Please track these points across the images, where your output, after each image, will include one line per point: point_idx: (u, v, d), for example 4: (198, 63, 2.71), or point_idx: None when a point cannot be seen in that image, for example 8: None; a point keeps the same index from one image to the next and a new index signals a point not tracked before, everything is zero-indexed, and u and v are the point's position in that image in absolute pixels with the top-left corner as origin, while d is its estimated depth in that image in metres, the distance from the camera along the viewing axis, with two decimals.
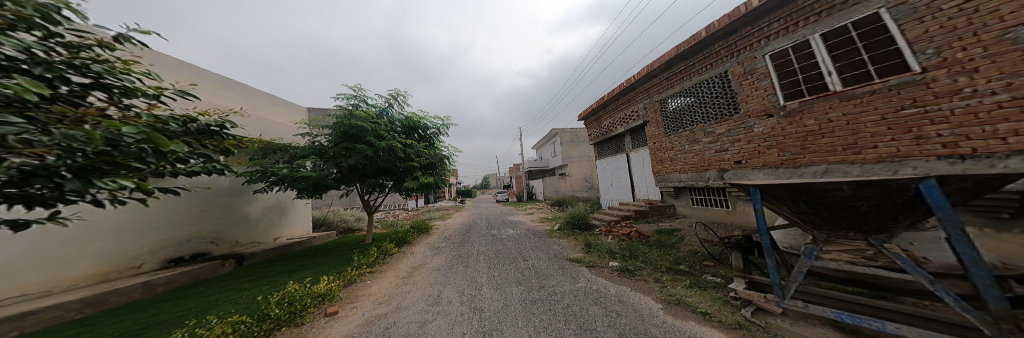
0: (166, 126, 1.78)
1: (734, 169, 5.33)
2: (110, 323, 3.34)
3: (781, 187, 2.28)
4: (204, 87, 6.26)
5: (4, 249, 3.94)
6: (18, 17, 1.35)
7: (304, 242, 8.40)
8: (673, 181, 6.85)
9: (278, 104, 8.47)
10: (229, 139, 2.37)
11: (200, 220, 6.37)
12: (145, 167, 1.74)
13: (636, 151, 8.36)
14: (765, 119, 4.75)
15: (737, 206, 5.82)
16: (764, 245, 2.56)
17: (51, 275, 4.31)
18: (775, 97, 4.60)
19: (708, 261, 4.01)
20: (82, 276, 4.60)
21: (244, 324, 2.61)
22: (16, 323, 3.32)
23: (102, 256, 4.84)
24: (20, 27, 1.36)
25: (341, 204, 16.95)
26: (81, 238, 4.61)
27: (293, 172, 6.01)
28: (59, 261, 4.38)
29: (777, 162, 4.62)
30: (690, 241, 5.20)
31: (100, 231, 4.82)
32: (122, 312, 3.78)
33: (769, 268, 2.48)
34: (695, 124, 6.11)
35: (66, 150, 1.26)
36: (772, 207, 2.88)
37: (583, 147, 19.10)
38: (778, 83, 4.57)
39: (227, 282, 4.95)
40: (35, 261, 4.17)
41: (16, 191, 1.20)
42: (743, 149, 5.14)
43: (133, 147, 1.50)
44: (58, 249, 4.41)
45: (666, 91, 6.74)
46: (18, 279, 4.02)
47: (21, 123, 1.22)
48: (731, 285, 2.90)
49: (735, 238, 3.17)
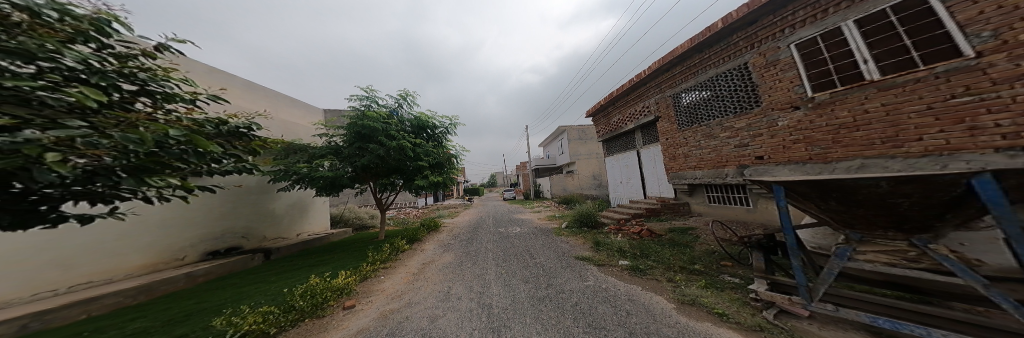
0: (202, 129, 1.99)
1: (755, 165, 5.08)
2: (160, 309, 3.66)
3: (808, 184, 2.15)
4: (232, 91, 6.67)
5: (75, 239, 4.39)
6: (75, 31, 1.70)
7: (323, 238, 8.78)
8: (688, 178, 6.64)
9: (298, 106, 8.88)
10: (257, 140, 2.55)
11: (233, 216, 6.75)
12: (186, 167, 1.97)
13: (648, 147, 8.14)
14: (790, 112, 4.49)
15: (758, 204, 5.55)
16: (789, 245, 2.42)
17: (111, 265, 4.71)
18: (802, 89, 4.34)
19: (726, 261, 3.86)
20: (137, 265, 5.04)
21: (273, 314, 2.82)
22: (86, 307, 3.72)
23: (151, 249, 5.26)
24: (77, 40, 1.70)
25: (355, 202, 17.66)
26: (135, 231, 5.03)
27: (313, 171, 6.29)
28: (116, 253, 4.80)
29: (804, 158, 4.35)
30: (705, 240, 5.04)
31: (149, 225, 5.24)
32: (170, 299, 4.14)
33: (794, 269, 2.36)
34: (712, 119, 5.90)
35: (122, 151, 1.44)
36: (797, 205, 2.75)
37: (591, 144, 18.94)
38: (804, 74, 4.31)
39: (257, 275, 5.28)
40: (94, 253, 4.55)
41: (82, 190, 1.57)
42: (765, 143, 4.91)
43: (176, 148, 1.70)
44: (114, 242, 4.79)
45: (679, 85, 6.55)
46: (85, 267, 4.42)
47: (83, 127, 1.42)
48: (752, 286, 2.77)
49: (756, 237, 3.03)
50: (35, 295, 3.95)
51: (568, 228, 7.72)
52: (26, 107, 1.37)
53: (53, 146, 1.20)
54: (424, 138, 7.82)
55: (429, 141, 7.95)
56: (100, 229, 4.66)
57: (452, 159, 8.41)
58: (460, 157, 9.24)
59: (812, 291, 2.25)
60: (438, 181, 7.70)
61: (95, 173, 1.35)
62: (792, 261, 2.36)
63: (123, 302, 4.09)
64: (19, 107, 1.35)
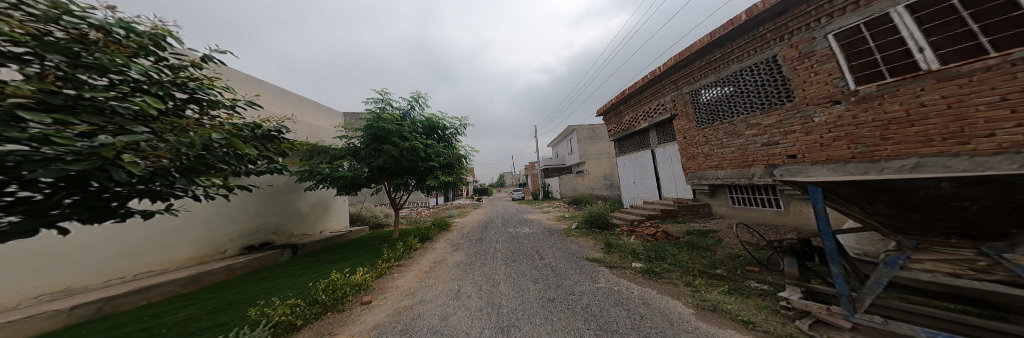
0: (242, 133, 2.22)
1: (787, 165, 4.77)
2: (206, 298, 4.01)
3: (852, 185, 1.98)
4: (265, 97, 7.15)
5: (138, 233, 4.87)
6: (140, 47, 2.00)
7: (342, 236, 9.20)
8: (709, 179, 6.34)
9: (320, 110, 9.37)
10: (286, 142, 2.74)
11: (265, 214, 7.23)
12: (227, 168, 2.17)
13: (664, 146, 7.85)
14: (829, 107, 4.16)
15: (789, 206, 5.20)
16: (829, 251, 2.24)
17: (165, 257, 5.18)
18: (842, 82, 4.01)
19: (752, 266, 3.64)
20: (187, 257, 5.51)
21: (299, 307, 3.00)
22: (145, 294, 4.16)
23: (199, 243, 5.74)
24: (142, 54, 2.00)
25: (371, 201, 18.35)
26: (186, 226, 5.53)
27: (333, 171, 6.61)
28: (171, 245, 5.29)
29: (845, 156, 3.99)
30: (728, 243, 4.78)
31: (196, 221, 5.73)
32: (214, 289, 4.53)
33: (833, 277, 2.17)
34: (736, 115, 5.61)
35: (176, 154, 1.66)
36: (840, 208, 2.56)
37: (601, 143, 18.59)
38: (845, 66, 3.98)
39: (286, 269, 5.63)
40: (151, 246, 5.02)
41: (142, 188, 1.81)
42: (797, 141, 4.59)
43: (220, 151, 1.96)
44: (168, 235, 5.27)
45: (698, 82, 6.31)
46: (146, 258, 4.92)
47: (145, 133, 1.65)
48: (783, 293, 2.58)
49: (789, 242, 2.85)
50: (106, 282, 4.39)
51: (578, 229, 7.59)
52: (101, 116, 1.61)
53: (124, 149, 1.40)
54: (435, 139, 8.00)
55: (439, 142, 8.13)
56: (157, 224, 5.13)
57: (461, 159, 8.55)
58: (470, 157, 9.38)
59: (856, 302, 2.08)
60: (448, 181, 7.85)
61: (155, 174, 1.57)
62: (833, 269, 2.19)
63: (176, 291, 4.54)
64: (95, 115, 1.59)
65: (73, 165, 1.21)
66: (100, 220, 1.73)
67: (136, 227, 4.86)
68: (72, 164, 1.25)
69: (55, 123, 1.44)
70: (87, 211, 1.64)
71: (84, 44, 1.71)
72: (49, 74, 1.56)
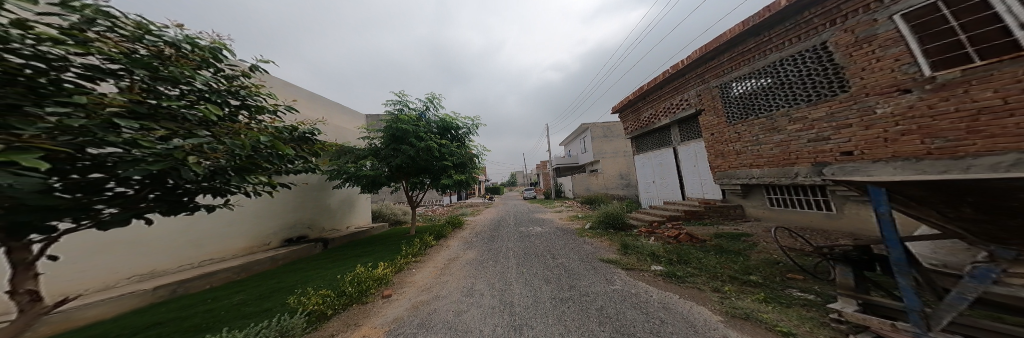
0: (281, 135, 2.47)
1: (840, 163, 4.28)
2: (253, 285, 4.46)
3: (925, 187, 1.71)
4: (300, 102, 7.75)
5: (202, 225, 5.49)
6: (203, 60, 2.30)
7: (365, 231, 9.73)
8: (742, 177, 5.92)
9: (347, 113, 9.97)
10: (318, 143, 2.95)
11: (301, 210, 7.84)
12: (271, 167, 2.40)
13: (688, 144, 7.40)
14: (896, 97, 3.64)
15: (841, 209, 4.67)
16: (894, 260, 1.90)
17: (222, 246, 5.83)
18: (914, 67, 3.46)
19: (793, 274, 3.31)
20: (240, 248, 6.17)
21: (329, 297, 3.21)
22: (205, 280, 4.71)
23: (249, 235, 6.38)
24: (203, 66, 2.29)
25: (390, 199, 19.21)
26: (238, 219, 6.16)
27: (358, 170, 7.00)
28: (228, 235, 5.94)
29: (918, 152, 3.43)
30: (763, 248, 4.40)
31: (246, 215, 6.36)
32: (260, 278, 5.01)
33: (900, 289, 1.86)
34: (775, 109, 5.16)
35: (231, 155, 1.90)
36: (912, 212, 2.24)
37: (617, 142, 18.01)
38: (918, 49, 3.44)
39: (318, 261, 6.07)
40: (213, 236, 5.65)
41: (206, 185, 2.10)
42: (854, 136, 4.08)
43: (266, 151, 2.20)
44: (226, 227, 5.90)
45: (729, 74, 5.91)
46: (210, 247, 5.59)
47: (206, 135, 1.88)
48: (834, 305, 2.29)
49: (842, 249, 2.53)
50: (179, 267, 5.04)
51: (592, 229, 7.40)
52: (175, 122, 1.88)
53: (190, 151, 1.67)
54: (449, 139, 8.20)
55: (453, 141, 8.31)
56: (217, 218, 5.76)
57: (473, 158, 8.68)
58: (482, 156, 9.52)
59: (929, 319, 1.72)
60: (462, 180, 8.01)
61: (216, 172, 1.82)
62: (898, 279, 1.86)
63: (230, 278, 5.10)
64: (170, 121, 1.82)
65: (155, 165, 1.44)
66: (177, 213, 2.03)
67: (203, 219, 5.51)
68: (153, 163, 1.47)
69: (141, 128, 1.64)
70: (162, 205, 1.91)
71: (161, 59, 2.01)
72: (135, 86, 1.85)
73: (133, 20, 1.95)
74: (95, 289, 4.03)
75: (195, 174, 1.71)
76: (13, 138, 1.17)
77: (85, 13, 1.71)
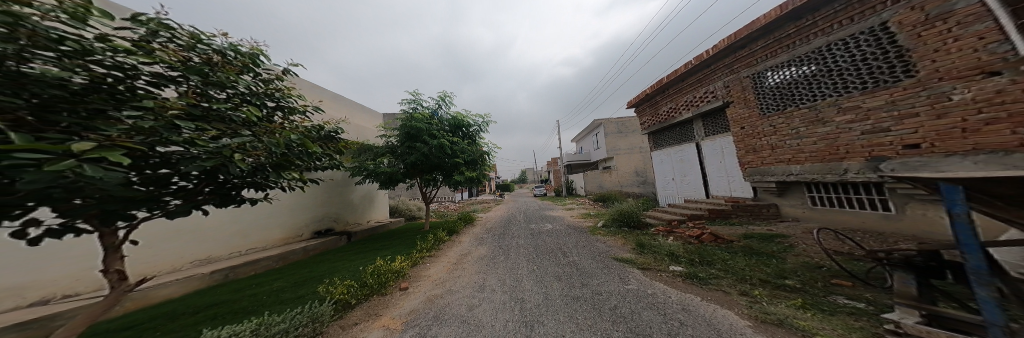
0: (310, 134, 2.66)
1: (899, 158, 3.82)
2: (290, 273, 4.85)
3: (1007, 183, 1.50)
4: (325, 102, 8.21)
5: (248, 216, 6.05)
6: (244, 65, 2.51)
7: (384, 226, 10.18)
8: (779, 174, 5.51)
9: (366, 112, 10.42)
10: (341, 141, 3.11)
11: (328, 204, 8.35)
12: (302, 164, 2.59)
13: (713, 138, 6.99)
14: (977, 81, 3.12)
15: (902, 209, 4.17)
16: (972, 268, 1.68)
17: (263, 236, 6.37)
18: (1006, 44, 2.90)
19: (839, 279, 3.00)
20: (278, 238, 6.70)
21: (352, 288, 3.41)
22: (249, 267, 5.18)
23: (285, 227, 6.91)
24: (244, 71, 2.51)
25: (406, 195, 19.88)
26: (276, 212, 6.71)
27: (376, 167, 7.31)
28: (268, 226, 6.48)
29: (1004, 145, 2.94)
30: (800, 251, 4.06)
31: (283, 208, 6.90)
32: (295, 266, 5.43)
33: (979, 301, 1.63)
34: (821, 99, 4.71)
35: (268, 152, 2.06)
36: (988, 213, 1.96)
37: (633, 137, 17.40)
38: (1011, 22, 2.85)
39: (343, 253, 6.46)
40: (255, 227, 6.19)
41: (249, 179, 2.29)
42: (920, 127, 3.60)
43: (297, 149, 2.37)
44: (266, 218, 6.46)
45: (763, 63, 5.50)
46: (254, 236, 6.15)
47: (249, 134, 2.07)
48: (891, 316, 2.00)
49: (900, 254, 2.28)
50: (230, 254, 5.60)
51: (605, 227, 7.22)
52: (223, 122, 2.10)
53: (236, 149, 1.85)
54: (460, 136, 8.32)
55: (464, 139, 8.42)
56: (261, 210, 6.33)
57: (484, 156, 8.77)
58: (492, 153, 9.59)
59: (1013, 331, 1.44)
60: (473, 177, 8.14)
61: (256, 168, 2.00)
62: (976, 290, 1.63)
63: (270, 266, 5.58)
64: (219, 122, 2.03)
65: (207, 162, 1.61)
66: (226, 204, 2.24)
67: (250, 211, 6.08)
68: (206, 159, 1.65)
69: (198, 128, 1.83)
70: (213, 198, 2.13)
71: (210, 66, 2.22)
72: (190, 91, 2.08)
73: (188, 31, 2.17)
74: (165, 269, 4.61)
75: (241, 169, 1.90)
76: (101, 137, 1.38)
77: (150, 26, 1.94)
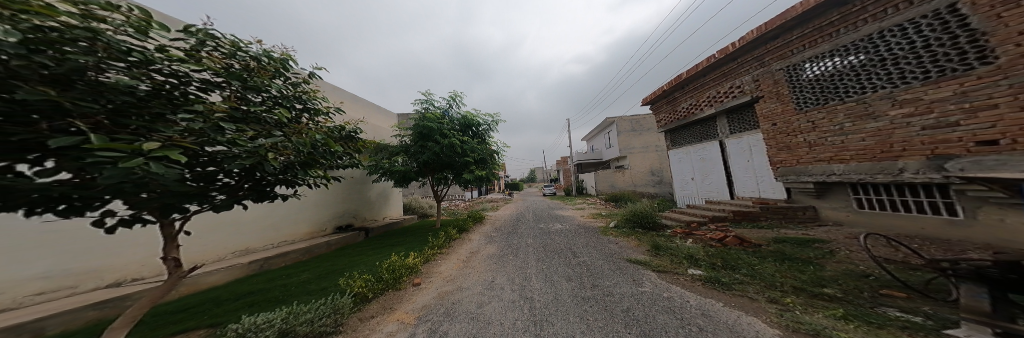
0: (332, 133, 2.81)
1: (968, 157, 3.36)
2: (316, 266, 5.15)
3: None
4: (346, 104, 8.60)
5: (280, 211, 6.47)
6: (276, 70, 2.69)
7: (398, 223, 10.51)
8: (818, 174, 5.07)
9: (383, 113, 10.80)
10: (359, 141, 3.22)
11: (348, 201, 8.73)
12: (325, 162, 2.73)
13: (741, 136, 6.61)
14: None
15: (973, 214, 3.60)
16: None
17: (293, 230, 6.78)
18: None
19: (890, 290, 2.68)
20: (304, 232, 7.11)
21: (369, 282, 3.55)
22: (279, 258, 5.53)
23: (310, 221, 7.32)
24: (277, 76, 2.68)
25: (419, 193, 20.36)
26: (303, 207, 7.12)
27: (391, 166, 7.55)
28: (297, 221, 6.89)
29: None
30: (843, 258, 3.73)
31: (310, 203, 7.31)
32: (321, 259, 5.75)
33: None
34: (871, 91, 4.26)
35: (297, 151, 2.20)
36: None
37: (648, 136, 16.85)
38: None
39: (360, 248, 6.73)
40: (286, 221, 6.61)
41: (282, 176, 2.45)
42: (1001, 120, 3.12)
43: (322, 149, 2.51)
44: (295, 213, 6.87)
45: (800, 54, 5.11)
46: (285, 229, 6.57)
47: (280, 134, 2.20)
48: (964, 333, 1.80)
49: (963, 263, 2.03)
50: (265, 245, 6.03)
51: (618, 228, 7.04)
52: (261, 123, 2.27)
53: (271, 149, 1.99)
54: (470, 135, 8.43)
55: (474, 138, 8.52)
56: (290, 205, 6.74)
57: (493, 155, 8.83)
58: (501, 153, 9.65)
59: None
60: (482, 176, 8.23)
61: (285, 166, 2.18)
62: None
63: (297, 258, 5.92)
64: (256, 124, 2.20)
65: (248, 160, 1.77)
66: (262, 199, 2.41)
67: (280, 206, 6.49)
68: (246, 158, 1.82)
69: (239, 130, 1.99)
70: (252, 194, 2.27)
71: (248, 71, 2.40)
72: (232, 95, 2.27)
73: (229, 40, 2.34)
74: (211, 258, 5.05)
75: (274, 167, 2.04)
76: (163, 138, 1.54)
77: (197, 36, 2.13)
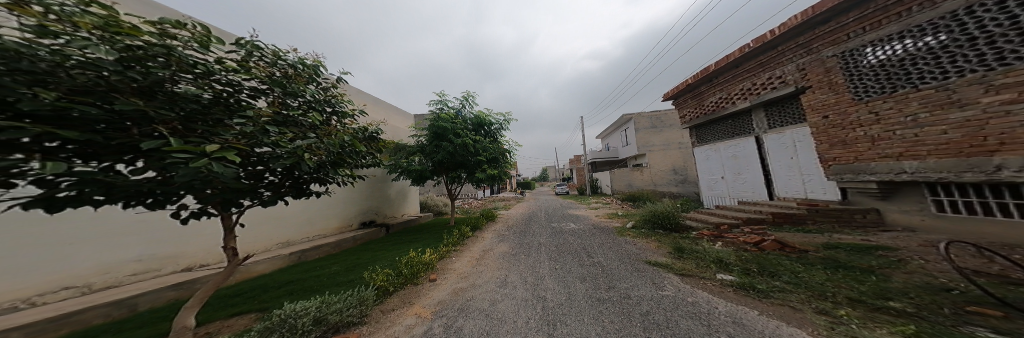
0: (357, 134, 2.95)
1: None
2: (344, 258, 5.49)
3: None
4: (369, 106, 9.01)
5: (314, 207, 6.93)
6: (310, 77, 2.86)
7: (416, 220, 10.87)
8: (880, 173, 4.36)
9: (401, 114, 11.21)
10: (380, 141, 3.35)
11: (371, 198, 9.14)
12: (351, 162, 2.87)
13: (783, 131, 6.07)
14: None
15: None
16: None
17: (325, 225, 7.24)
18: None
19: (977, 305, 2.27)
20: (334, 227, 7.55)
21: (390, 276, 3.69)
22: (313, 251, 5.94)
23: (339, 217, 7.76)
24: (310, 81, 2.86)
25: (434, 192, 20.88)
26: (334, 204, 7.58)
27: (408, 165, 7.79)
28: (328, 216, 7.35)
29: None
30: (906, 266, 3.30)
31: (339, 200, 7.76)
32: (349, 253, 6.11)
33: None
34: (956, 76, 3.61)
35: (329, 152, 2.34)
36: None
37: (668, 133, 16.11)
38: None
39: (377, 244, 7.02)
40: (319, 217, 7.07)
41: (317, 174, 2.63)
42: None
43: (349, 149, 2.67)
44: (327, 209, 7.33)
45: (860, 37, 4.46)
46: (318, 224, 7.03)
47: (311, 135, 2.32)
48: None
49: None
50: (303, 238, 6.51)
51: (637, 229, 6.76)
52: (300, 127, 2.45)
53: (310, 149, 2.15)
54: (482, 135, 8.52)
55: (486, 137, 8.62)
56: (323, 202, 7.20)
57: (505, 154, 8.88)
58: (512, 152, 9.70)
59: None
60: (494, 175, 8.31)
61: (319, 165, 2.35)
62: None
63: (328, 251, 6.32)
64: (295, 127, 2.37)
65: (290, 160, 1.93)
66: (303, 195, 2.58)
67: (315, 202, 6.97)
68: (288, 158, 1.98)
69: (283, 132, 2.16)
70: (292, 191, 2.46)
71: (287, 79, 2.60)
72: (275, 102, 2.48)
73: (271, 49, 2.52)
74: (260, 249, 5.60)
75: (310, 166, 2.20)
76: (223, 141, 1.71)
77: (246, 48, 2.31)
